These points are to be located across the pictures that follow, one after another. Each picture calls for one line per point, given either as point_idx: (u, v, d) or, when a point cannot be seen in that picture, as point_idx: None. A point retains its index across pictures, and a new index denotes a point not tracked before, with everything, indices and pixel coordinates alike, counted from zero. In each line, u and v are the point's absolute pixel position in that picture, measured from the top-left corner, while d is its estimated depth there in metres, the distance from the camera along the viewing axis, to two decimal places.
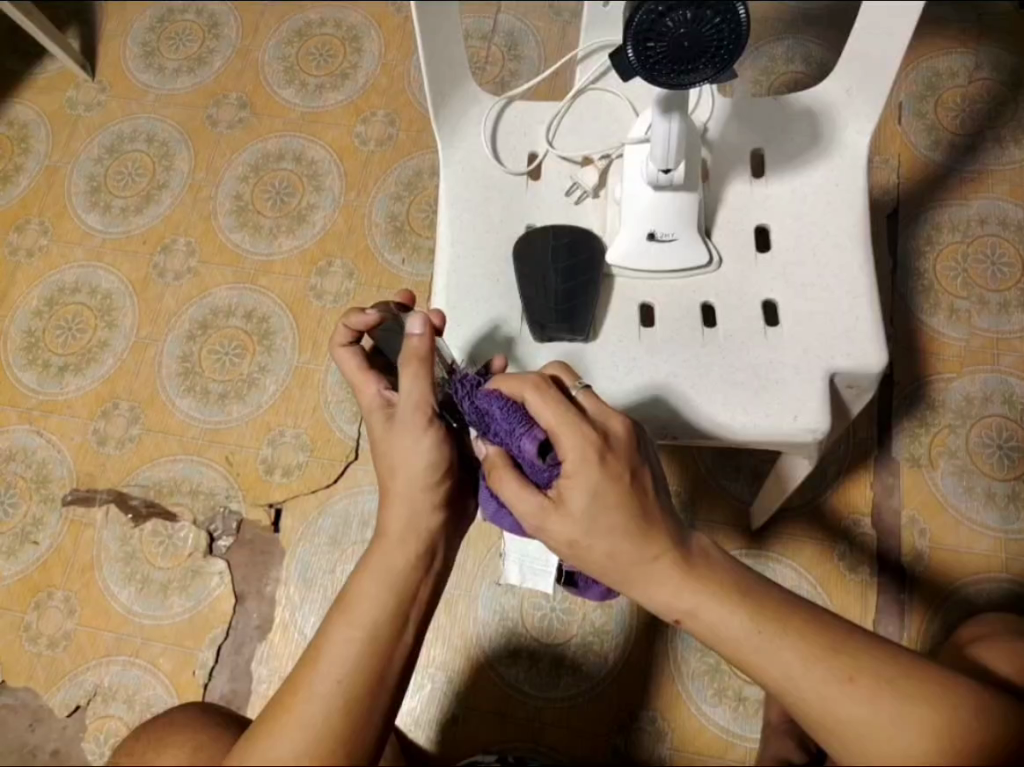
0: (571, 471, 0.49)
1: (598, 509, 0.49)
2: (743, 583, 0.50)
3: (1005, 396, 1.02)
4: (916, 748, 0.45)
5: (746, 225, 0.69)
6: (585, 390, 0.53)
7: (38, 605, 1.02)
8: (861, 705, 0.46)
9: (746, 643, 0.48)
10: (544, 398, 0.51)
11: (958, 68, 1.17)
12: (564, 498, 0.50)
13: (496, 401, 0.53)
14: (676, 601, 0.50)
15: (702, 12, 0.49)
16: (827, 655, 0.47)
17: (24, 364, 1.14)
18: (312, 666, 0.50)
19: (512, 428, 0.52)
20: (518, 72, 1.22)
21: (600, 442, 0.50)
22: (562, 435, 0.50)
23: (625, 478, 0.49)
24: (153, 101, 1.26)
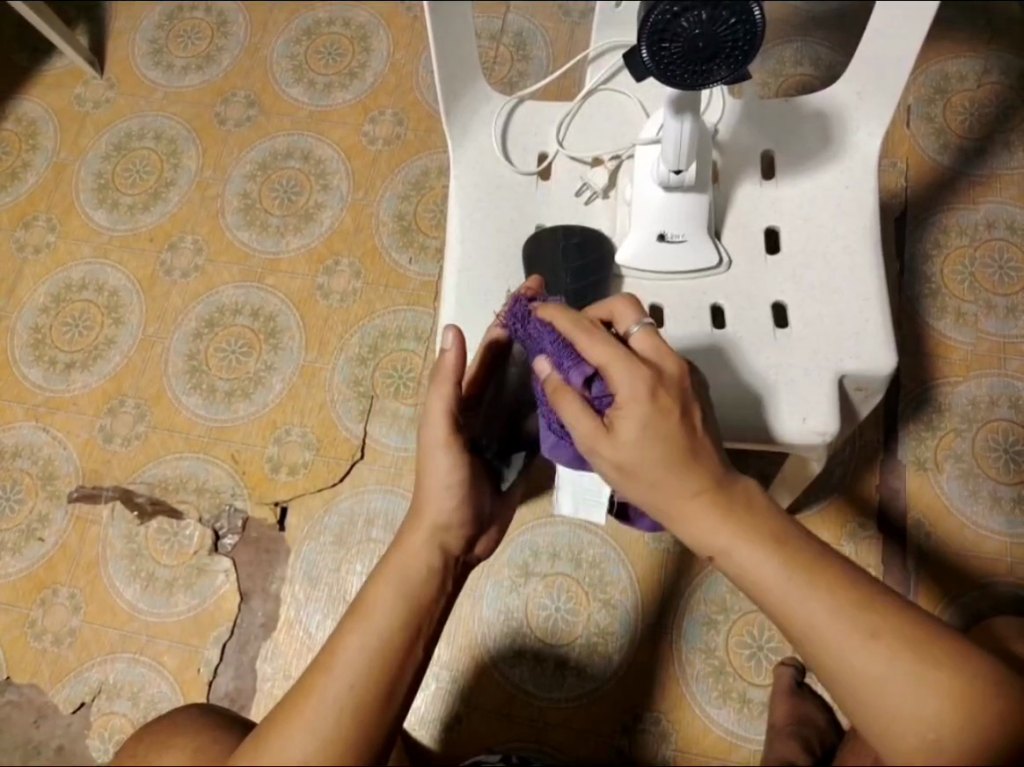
0: (623, 401, 0.49)
1: (647, 444, 0.49)
2: (783, 529, 0.50)
3: (1011, 400, 1.02)
4: (934, 709, 0.45)
5: (756, 227, 0.69)
6: (641, 330, 0.53)
7: (44, 601, 1.03)
8: (883, 663, 0.46)
9: (776, 588, 0.48)
10: (594, 336, 0.52)
11: (967, 72, 1.17)
12: (616, 426, 0.49)
13: (546, 333, 0.54)
14: (712, 538, 0.50)
15: (718, 12, 0.49)
16: (855, 608, 0.47)
17: (31, 360, 1.14)
18: (323, 670, 0.50)
19: (561, 362, 0.53)
20: (527, 72, 1.22)
21: (653, 380, 0.50)
22: (616, 369, 0.50)
23: (677, 416, 0.49)
24: (162, 99, 1.26)
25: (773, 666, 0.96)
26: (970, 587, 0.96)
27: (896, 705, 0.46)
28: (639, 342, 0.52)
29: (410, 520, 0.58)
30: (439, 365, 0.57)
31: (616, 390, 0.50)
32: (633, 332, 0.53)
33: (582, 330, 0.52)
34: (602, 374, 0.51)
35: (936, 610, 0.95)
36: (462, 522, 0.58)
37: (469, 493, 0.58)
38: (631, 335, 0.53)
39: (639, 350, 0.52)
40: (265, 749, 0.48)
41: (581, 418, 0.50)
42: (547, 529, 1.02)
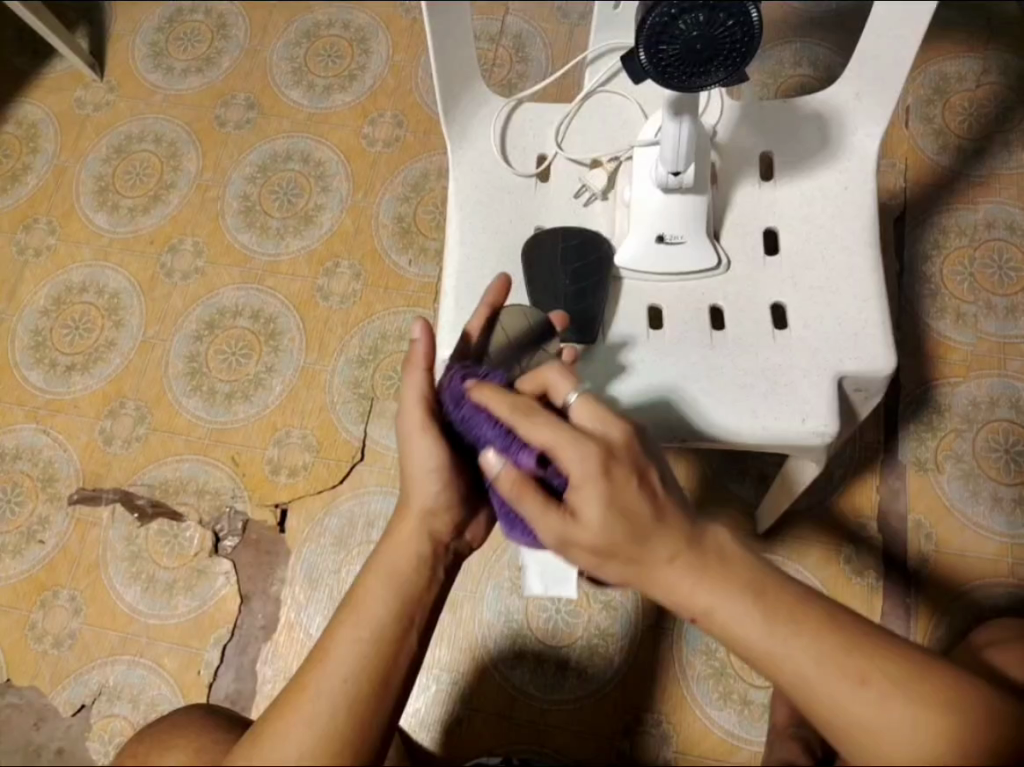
0: (578, 483, 0.48)
1: (611, 521, 0.48)
2: (762, 580, 0.49)
3: (1012, 401, 1.02)
4: (926, 746, 0.46)
5: (755, 227, 0.69)
6: (579, 399, 0.52)
7: (44, 604, 1.03)
8: (872, 708, 0.46)
9: (761, 644, 0.47)
10: (535, 419, 0.50)
11: (965, 72, 1.17)
12: (576, 509, 0.48)
13: (489, 421, 0.53)
14: (693, 599, 0.49)
15: (716, 14, 0.49)
16: (843, 656, 0.47)
17: (31, 363, 1.14)
18: (318, 666, 0.50)
19: (508, 450, 0.52)
20: (527, 74, 1.22)
21: (603, 455, 0.48)
22: (564, 452, 0.48)
23: (634, 482, 0.48)
24: (162, 101, 1.26)
25: None
26: (971, 587, 0.96)
27: (887, 747, 0.46)
28: (580, 413, 0.51)
29: (398, 510, 0.57)
30: (411, 354, 0.56)
31: (569, 471, 0.49)
32: (571, 402, 0.52)
33: (523, 416, 0.50)
34: (551, 456, 0.50)
35: (937, 610, 0.95)
36: (451, 508, 0.57)
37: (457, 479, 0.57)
38: (571, 407, 0.52)
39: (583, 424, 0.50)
40: (261, 745, 0.48)
41: (545, 505, 0.50)
42: None
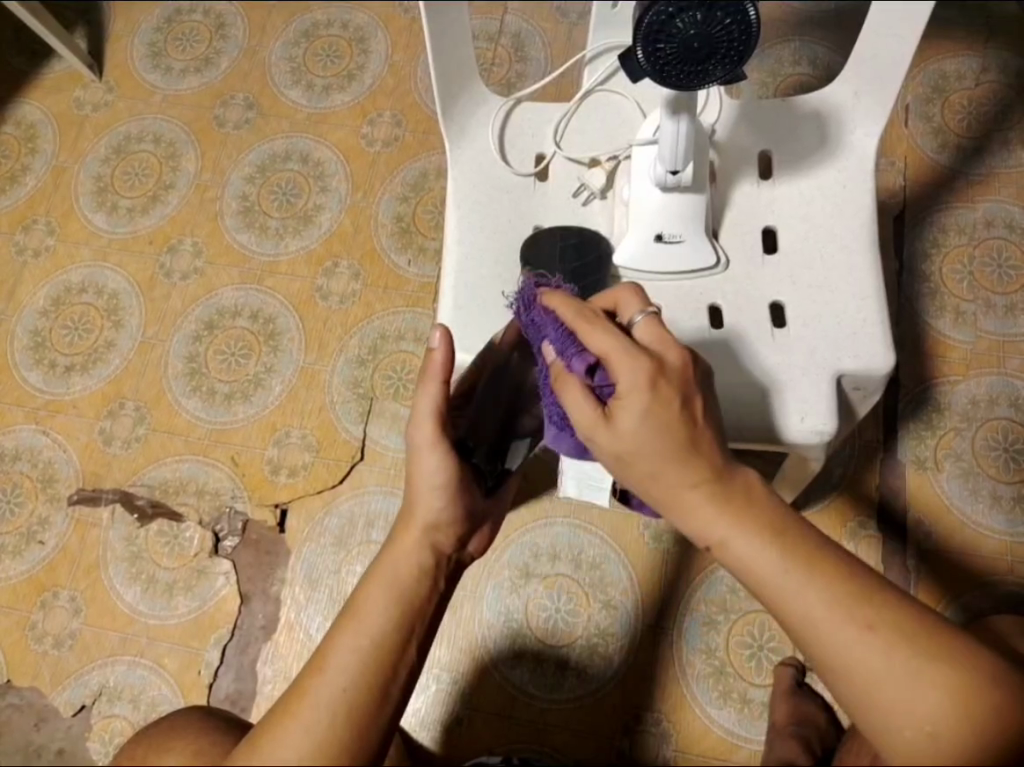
0: (623, 390, 0.49)
1: (646, 433, 0.48)
2: (780, 520, 0.49)
3: (1011, 399, 1.02)
4: (930, 704, 0.45)
5: (753, 226, 0.69)
6: (645, 319, 0.53)
7: (44, 604, 1.03)
8: (878, 656, 0.46)
9: (773, 579, 0.48)
10: (598, 326, 0.52)
11: (964, 71, 1.17)
12: (615, 415, 0.49)
13: (551, 324, 0.55)
14: (709, 527, 0.49)
15: (713, 13, 0.49)
16: (852, 604, 0.47)
17: (30, 364, 1.14)
18: (316, 673, 0.50)
19: (565, 351, 0.54)
20: (525, 73, 1.22)
21: (654, 370, 0.49)
22: (615, 361, 0.50)
23: (677, 406, 0.49)
24: (161, 101, 1.26)
25: (773, 666, 0.96)
26: (971, 586, 0.96)
27: (890, 699, 0.46)
28: (642, 331, 0.52)
29: (401, 520, 0.57)
30: (428, 364, 0.56)
31: (616, 380, 0.50)
32: (637, 321, 0.53)
33: (585, 321, 0.52)
34: (604, 363, 0.51)
35: (936, 609, 0.95)
36: (453, 523, 0.57)
37: (460, 491, 0.57)
38: (635, 324, 0.53)
39: (642, 340, 0.51)
40: (259, 751, 0.48)
41: (582, 404, 0.51)
42: (547, 529, 1.03)
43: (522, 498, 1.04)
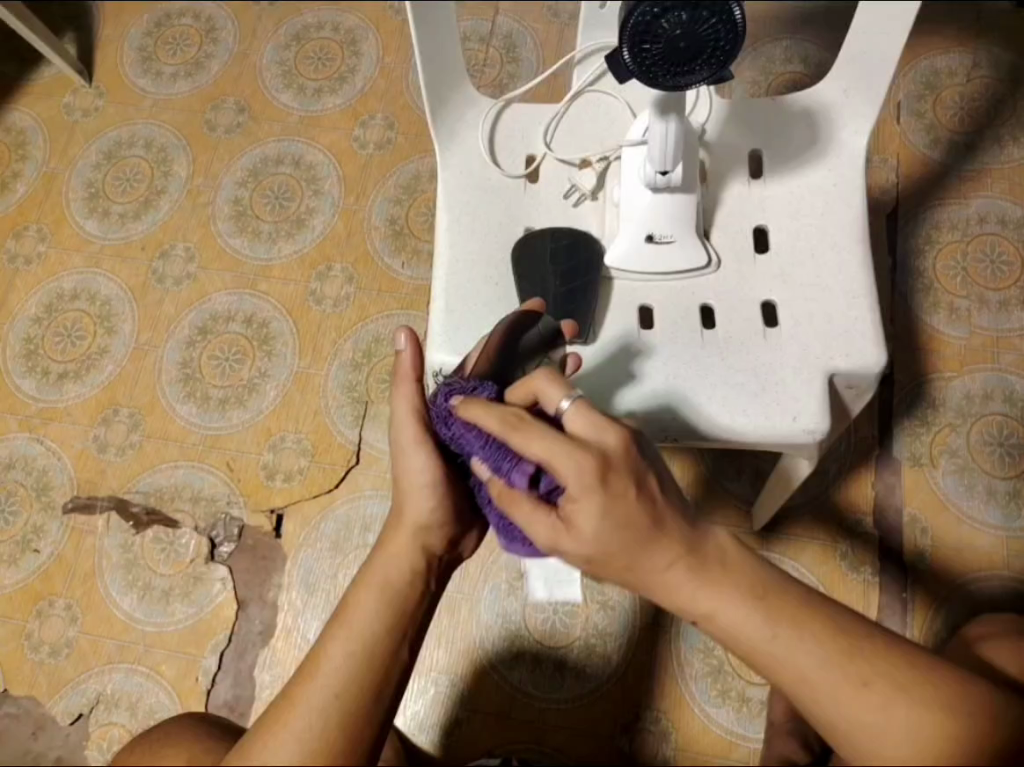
0: (573, 496, 0.46)
1: (608, 534, 0.46)
2: (764, 580, 0.47)
3: (1006, 395, 1.02)
4: (929, 750, 0.46)
5: (745, 225, 0.69)
6: (573, 406, 0.50)
7: (40, 613, 1.02)
8: (872, 710, 0.46)
9: (764, 644, 0.46)
10: (527, 433, 0.48)
11: (955, 67, 1.17)
12: (572, 520, 0.47)
13: (475, 437, 0.52)
14: (692, 603, 0.47)
15: (698, 12, 0.49)
16: (844, 658, 0.46)
17: (24, 371, 1.13)
18: (305, 681, 0.50)
19: (500, 466, 0.51)
20: (517, 74, 1.22)
21: (600, 467, 0.46)
22: (558, 465, 0.46)
23: (631, 492, 0.46)
24: (151, 106, 1.25)
25: None
26: (968, 579, 0.96)
27: (889, 750, 0.46)
28: (573, 418, 0.49)
29: (391, 523, 0.57)
30: (399, 366, 0.57)
31: (564, 483, 0.47)
32: (564, 409, 0.50)
33: (511, 430, 0.49)
34: (544, 468, 0.48)
35: (933, 603, 0.96)
36: (443, 526, 0.56)
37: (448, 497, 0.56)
38: (563, 413, 0.50)
39: (577, 431, 0.48)
40: (249, 761, 0.48)
41: (538, 519, 0.49)
42: None
43: None
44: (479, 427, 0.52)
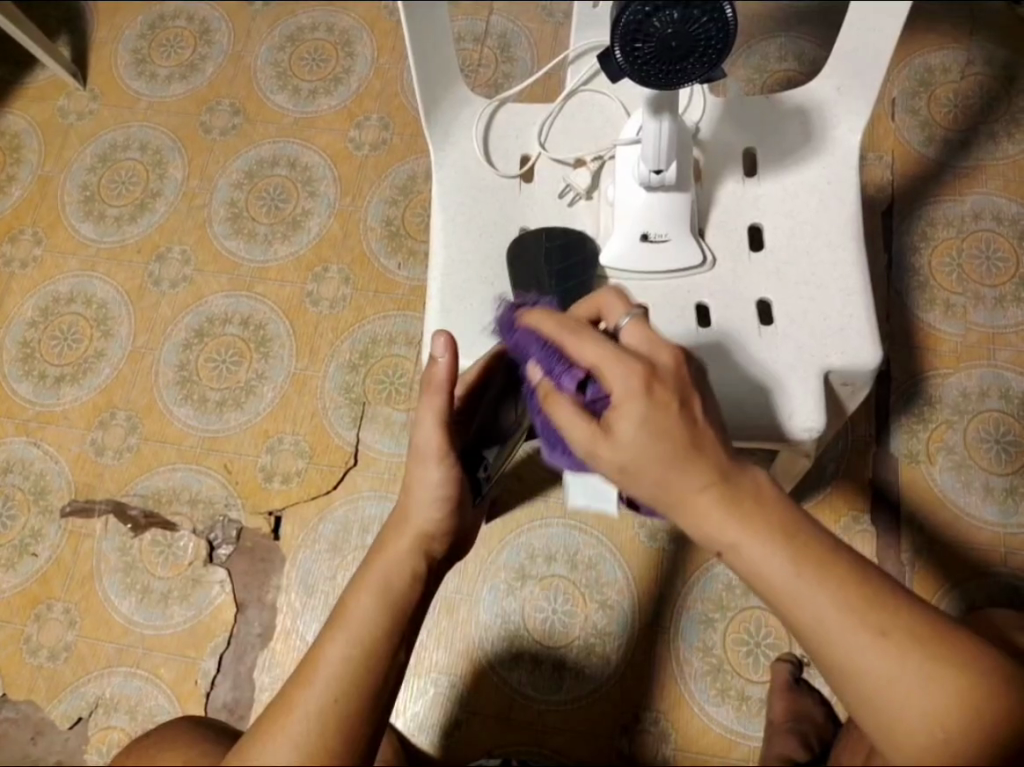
0: (618, 399, 0.48)
1: (647, 441, 0.47)
2: (794, 523, 0.48)
3: (1002, 391, 1.02)
4: (941, 707, 0.46)
5: (740, 224, 0.69)
6: (631, 322, 0.52)
7: (39, 617, 1.02)
8: (889, 661, 0.46)
9: (785, 586, 0.46)
10: (582, 337, 0.50)
11: (949, 64, 1.17)
12: (613, 426, 0.48)
13: (534, 340, 0.54)
14: (719, 534, 0.47)
15: (689, 11, 0.49)
16: (864, 607, 0.46)
17: (20, 375, 1.13)
18: (303, 686, 0.49)
19: (552, 369, 0.53)
20: (512, 74, 1.21)
21: (648, 373, 0.47)
22: (607, 368, 0.48)
23: (674, 407, 0.47)
24: (146, 109, 1.25)
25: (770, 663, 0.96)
26: (966, 576, 0.96)
27: (902, 702, 0.46)
28: (630, 333, 0.51)
29: (393, 523, 0.57)
30: (432, 374, 0.56)
31: (609, 387, 0.49)
32: (623, 324, 0.52)
33: (568, 332, 0.51)
34: (594, 373, 0.50)
35: (931, 600, 0.96)
36: (442, 531, 0.57)
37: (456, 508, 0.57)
38: (622, 328, 0.52)
39: (632, 343, 0.50)
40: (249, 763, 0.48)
41: (577, 422, 0.49)
42: (541, 530, 1.03)
43: (517, 499, 1.04)
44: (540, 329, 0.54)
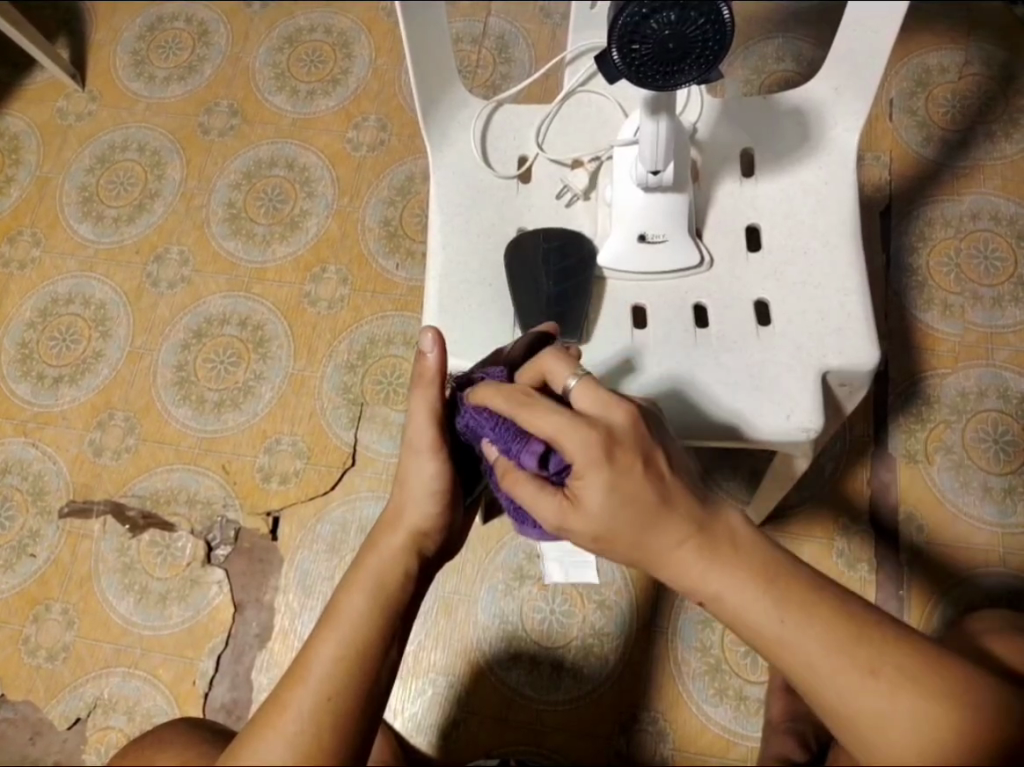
0: (580, 471, 0.48)
1: (616, 510, 0.47)
2: (776, 566, 0.47)
3: (1000, 391, 1.02)
4: (940, 747, 0.44)
5: (737, 225, 0.69)
6: (578, 384, 0.52)
7: (37, 617, 1.02)
8: (880, 698, 0.44)
9: (770, 628, 0.46)
10: (535, 409, 0.50)
11: (947, 64, 1.17)
12: (579, 498, 0.48)
13: (485, 422, 0.55)
14: (701, 581, 0.48)
15: (686, 13, 0.49)
16: (853, 646, 0.45)
17: (19, 376, 1.13)
18: (296, 685, 0.49)
19: (511, 447, 0.53)
20: (510, 75, 1.22)
21: (604, 443, 0.47)
22: (562, 442, 0.48)
23: (638, 469, 0.48)
24: (144, 110, 1.25)
25: (768, 662, 0.96)
26: (966, 574, 0.96)
27: (898, 742, 0.44)
28: (579, 395, 0.51)
29: (386, 521, 0.57)
30: (423, 370, 0.57)
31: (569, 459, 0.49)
32: (571, 385, 0.52)
33: (521, 406, 0.51)
34: (553, 446, 0.50)
35: (930, 599, 0.96)
36: (438, 526, 0.57)
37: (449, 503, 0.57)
38: (570, 390, 0.52)
39: (583, 407, 0.50)
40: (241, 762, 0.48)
41: (546, 499, 0.51)
42: None
43: None
44: (491, 408, 0.54)
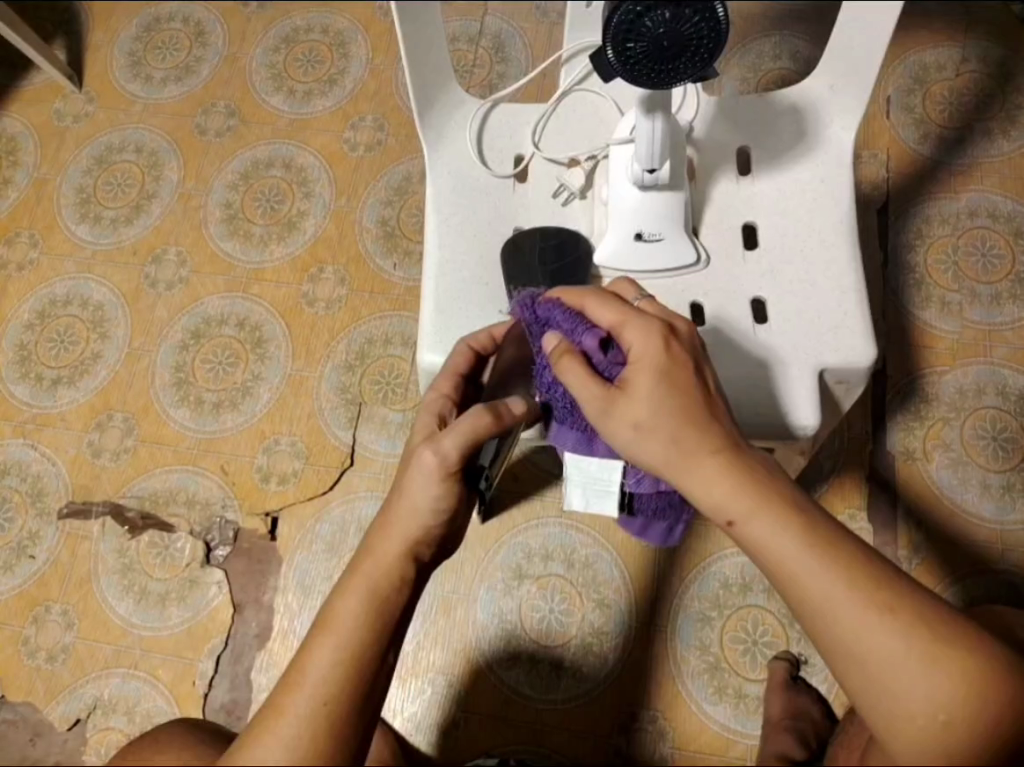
0: (637, 358, 0.53)
1: (663, 399, 0.51)
2: (802, 503, 0.49)
3: (998, 388, 1.02)
4: (948, 694, 0.45)
5: (733, 224, 0.69)
6: (644, 298, 0.57)
7: (36, 619, 1.02)
8: (896, 640, 0.46)
9: (793, 559, 0.48)
10: (603, 301, 0.56)
11: (944, 61, 1.17)
12: (630, 385, 0.52)
13: (556, 311, 0.58)
14: (729, 498, 0.49)
15: (681, 11, 0.49)
16: (872, 587, 0.47)
17: (17, 377, 1.13)
18: (293, 689, 0.49)
19: (573, 331, 0.57)
20: (506, 74, 1.22)
21: (664, 333, 0.53)
22: (628, 331, 0.53)
23: (688, 366, 0.52)
24: (141, 111, 1.25)
25: (767, 661, 0.96)
26: (967, 570, 0.96)
27: (908, 686, 0.46)
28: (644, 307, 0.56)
29: (378, 525, 0.56)
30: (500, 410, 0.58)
31: (629, 349, 0.54)
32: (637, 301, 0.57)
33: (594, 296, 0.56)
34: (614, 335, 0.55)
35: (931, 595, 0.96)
36: (435, 534, 0.56)
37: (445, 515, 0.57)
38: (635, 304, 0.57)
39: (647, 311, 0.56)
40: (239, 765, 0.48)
41: (593, 385, 0.53)
42: (538, 529, 1.03)
43: (513, 500, 1.04)
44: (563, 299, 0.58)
